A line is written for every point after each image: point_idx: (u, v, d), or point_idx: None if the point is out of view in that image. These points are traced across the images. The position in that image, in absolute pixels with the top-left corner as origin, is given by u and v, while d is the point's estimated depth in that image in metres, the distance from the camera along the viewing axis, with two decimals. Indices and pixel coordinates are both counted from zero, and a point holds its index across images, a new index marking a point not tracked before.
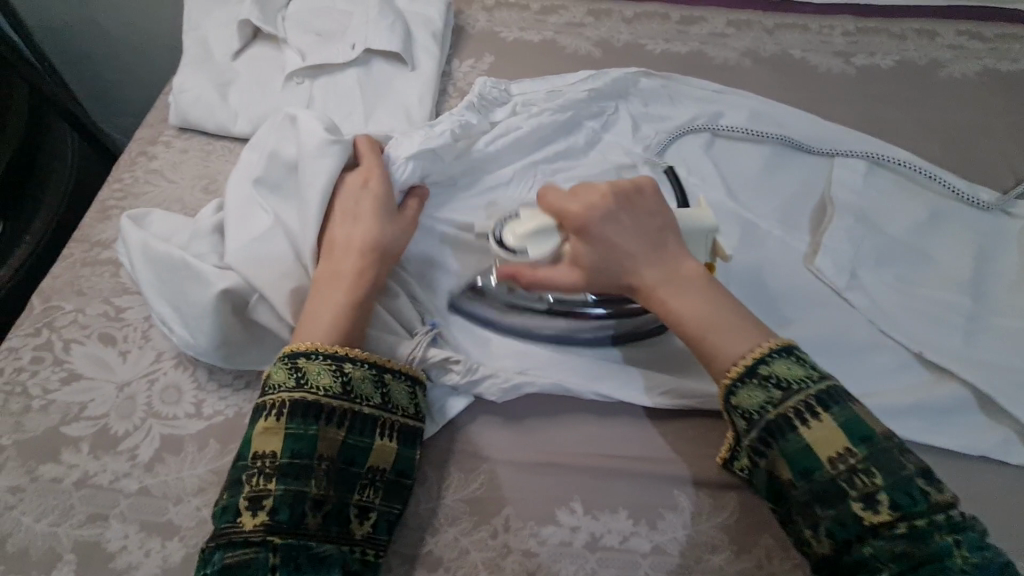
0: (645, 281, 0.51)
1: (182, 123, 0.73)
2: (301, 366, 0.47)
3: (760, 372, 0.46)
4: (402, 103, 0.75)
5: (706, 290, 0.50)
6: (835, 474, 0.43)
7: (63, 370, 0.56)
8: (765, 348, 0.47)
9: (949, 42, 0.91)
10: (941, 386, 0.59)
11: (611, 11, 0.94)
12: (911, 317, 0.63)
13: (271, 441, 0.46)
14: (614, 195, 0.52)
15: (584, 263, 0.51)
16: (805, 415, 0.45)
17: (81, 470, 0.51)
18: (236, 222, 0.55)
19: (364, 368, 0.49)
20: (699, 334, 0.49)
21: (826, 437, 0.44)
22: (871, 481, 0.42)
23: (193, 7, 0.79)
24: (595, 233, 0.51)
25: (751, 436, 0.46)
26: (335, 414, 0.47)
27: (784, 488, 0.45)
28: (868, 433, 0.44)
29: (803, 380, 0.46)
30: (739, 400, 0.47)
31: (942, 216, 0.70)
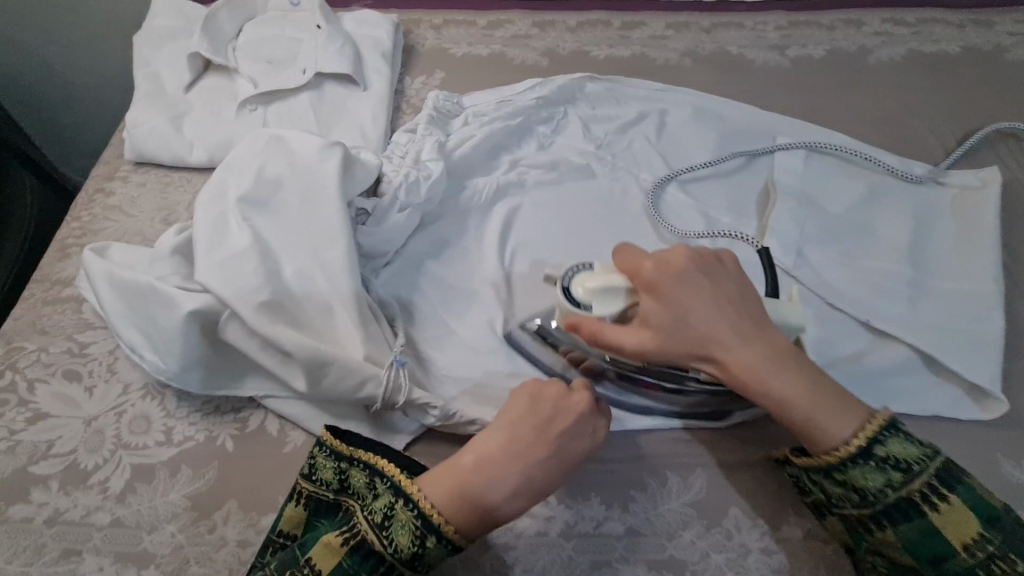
0: (736, 358, 0.46)
1: (137, 157, 0.74)
2: (394, 511, 0.44)
3: (877, 454, 0.44)
4: (357, 122, 0.77)
5: (825, 396, 0.45)
6: (971, 563, 0.42)
7: (29, 411, 0.56)
8: (875, 428, 0.45)
9: (875, 30, 0.97)
10: (890, 350, 0.62)
11: (555, 21, 0.97)
12: (858, 289, 0.66)
13: (327, 557, 0.43)
14: (698, 263, 0.48)
15: (657, 327, 0.47)
16: (931, 498, 0.43)
17: (52, 508, 0.51)
18: (206, 234, 0.57)
19: (439, 547, 0.43)
20: (804, 418, 0.45)
21: (956, 520, 0.43)
22: (1012, 568, 0.41)
23: (142, 44, 0.80)
24: (675, 302, 0.46)
25: (868, 517, 0.45)
26: (388, 568, 0.43)
27: (906, 569, 0.45)
28: (993, 512, 0.43)
29: (921, 461, 0.44)
30: (862, 486, 0.45)
31: (879, 191, 0.74)
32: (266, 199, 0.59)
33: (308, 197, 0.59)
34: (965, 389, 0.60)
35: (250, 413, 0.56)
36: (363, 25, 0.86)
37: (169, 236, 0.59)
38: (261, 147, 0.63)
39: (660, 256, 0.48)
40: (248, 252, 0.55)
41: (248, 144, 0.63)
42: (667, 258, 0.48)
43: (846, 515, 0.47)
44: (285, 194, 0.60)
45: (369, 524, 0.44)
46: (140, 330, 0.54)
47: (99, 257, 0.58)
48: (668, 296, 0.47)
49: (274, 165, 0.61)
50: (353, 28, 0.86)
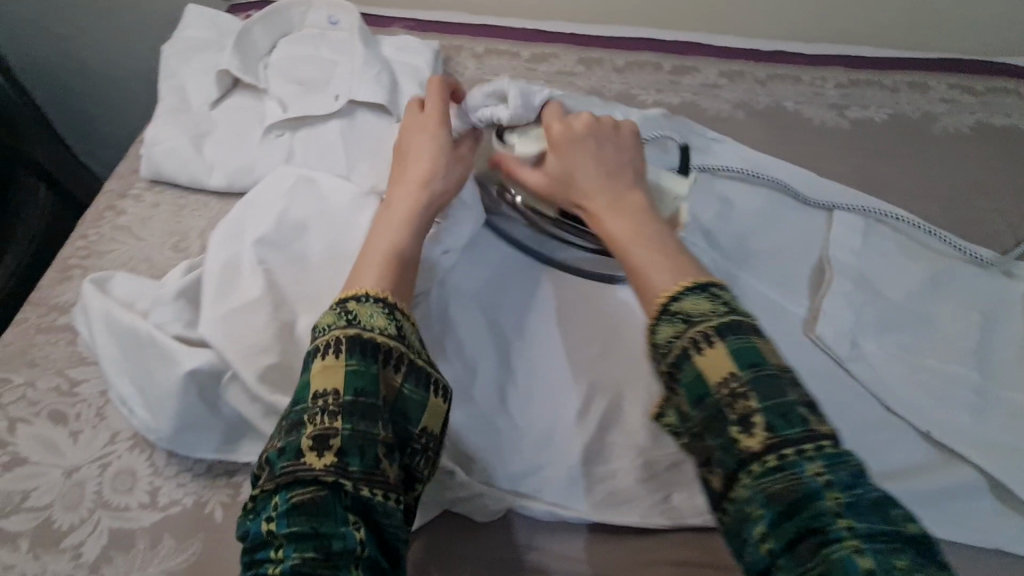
0: (591, 205, 0.53)
1: (153, 175, 0.70)
2: (351, 309, 0.43)
3: (668, 308, 0.43)
4: (387, 155, 0.73)
5: (649, 242, 0.49)
6: (719, 399, 0.39)
7: (6, 454, 0.51)
8: (675, 288, 0.43)
9: (942, 96, 0.91)
10: (952, 467, 0.56)
11: (602, 59, 0.93)
12: (917, 391, 0.60)
13: (331, 379, 0.40)
14: (592, 129, 0.56)
15: (550, 172, 0.56)
16: (701, 343, 0.40)
17: (18, 572, 0.46)
18: (214, 271, 0.52)
19: (374, 304, 0.43)
20: (632, 266, 0.47)
21: (714, 361, 0.39)
22: (747, 404, 0.38)
23: (171, 54, 0.76)
24: (568, 151, 0.55)
25: (658, 369, 0.42)
26: (391, 356, 0.41)
27: (683, 422, 0.41)
28: (757, 359, 0.39)
29: (709, 314, 0.41)
30: (654, 338, 0.42)
31: (945, 280, 0.68)
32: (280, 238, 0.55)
33: (332, 245, 0.55)
34: None
35: (245, 480, 0.51)
36: (402, 50, 0.82)
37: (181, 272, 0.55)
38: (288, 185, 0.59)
39: (571, 118, 0.57)
40: (260, 304, 0.51)
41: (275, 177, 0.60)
42: (573, 123, 0.56)
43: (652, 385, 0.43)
44: (307, 238, 0.56)
45: (343, 328, 0.41)
46: (130, 377, 0.50)
47: (100, 291, 0.53)
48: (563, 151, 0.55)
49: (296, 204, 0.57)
50: (392, 53, 0.81)
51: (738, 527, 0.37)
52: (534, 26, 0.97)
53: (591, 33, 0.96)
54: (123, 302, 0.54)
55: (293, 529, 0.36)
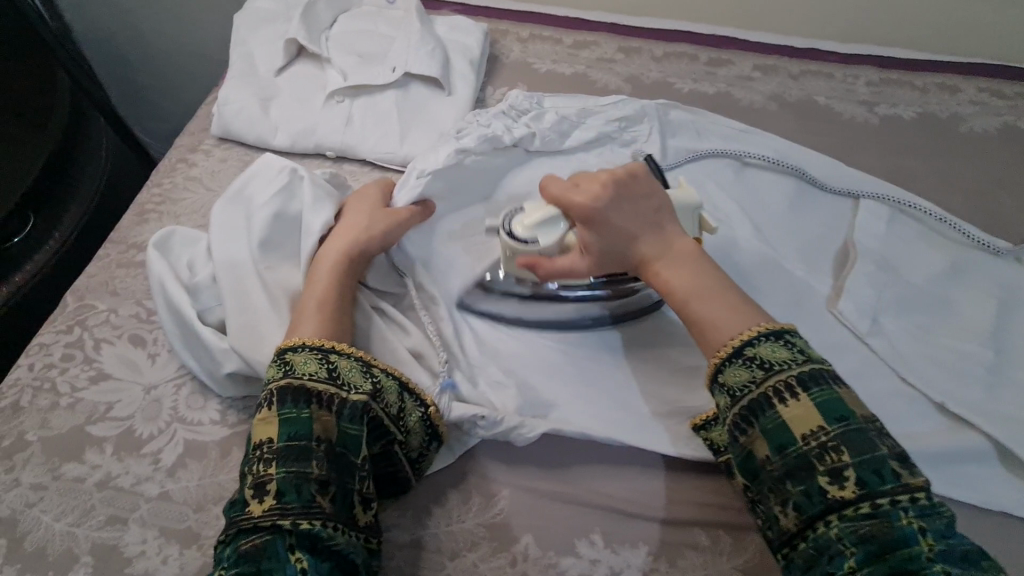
0: (644, 251, 0.55)
1: (222, 133, 0.75)
2: (288, 360, 0.49)
3: (745, 353, 0.48)
4: (438, 126, 0.77)
5: (712, 292, 0.52)
6: (807, 449, 0.44)
7: (92, 369, 0.56)
8: (753, 332, 0.49)
9: (971, 98, 0.93)
10: (964, 436, 0.59)
11: (641, 49, 0.97)
12: (933, 367, 0.63)
13: (268, 429, 0.47)
14: (615, 185, 0.56)
15: (590, 246, 0.55)
16: (785, 394, 0.46)
17: (104, 472, 0.51)
18: (247, 260, 0.58)
19: (304, 352, 0.50)
20: (700, 330, 0.51)
21: (803, 414, 0.45)
22: (839, 457, 0.43)
23: (241, 24, 0.81)
24: (601, 220, 0.55)
25: (733, 415, 0.47)
26: (322, 397, 0.48)
27: (760, 466, 0.46)
28: (845, 413, 0.44)
29: (786, 362, 0.47)
30: (725, 380, 0.48)
31: (965, 267, 0.71)
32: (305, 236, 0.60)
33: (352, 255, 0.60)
34: None
35: None
36: (454, 30, 0.86)
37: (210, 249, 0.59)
38: (311, 182, 0.62)
39: (586, 178, 0.57)
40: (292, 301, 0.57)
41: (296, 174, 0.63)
42: (588, 181, 0.57)
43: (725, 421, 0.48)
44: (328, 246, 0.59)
45: (278, 380, 0.48)
46: (190, 341, 0.56)
47: (162, 257, 0.59)
48: (595, 218, 0.55)
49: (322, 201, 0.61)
50: (444, 33, 0.86)
51: (824, 563, 0.41)
52: (576, 14, 1.01)
53: (631, 23, 1.00)
54: (181, 265, 0.59)
55: (237, 556, 0.42)
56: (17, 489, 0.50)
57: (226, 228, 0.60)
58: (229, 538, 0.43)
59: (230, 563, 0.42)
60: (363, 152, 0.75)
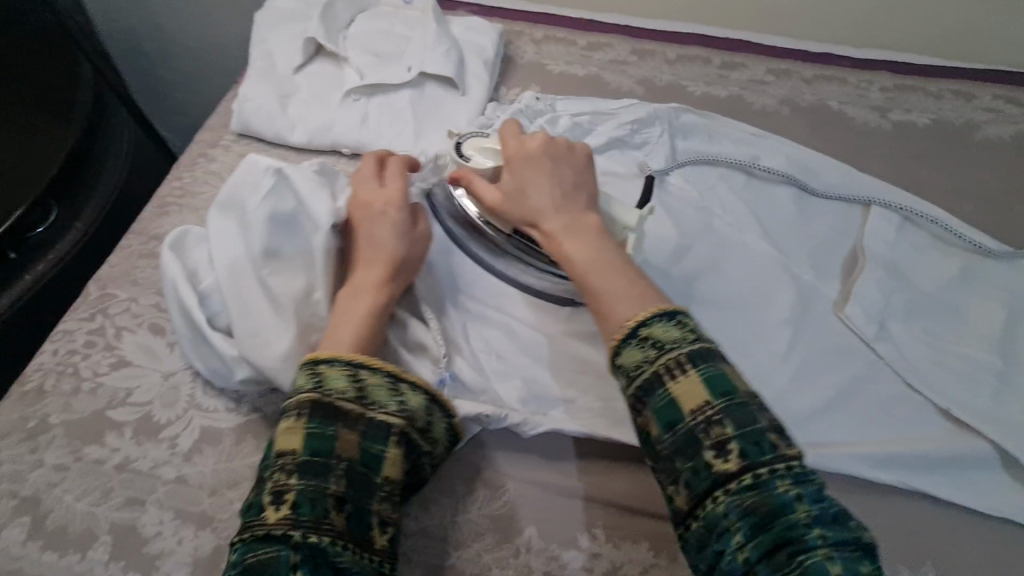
0: (548, 224, 0.54)
1: (242, 129, 0.77)
2: (321, 371, 0.47)
3: (637, 333, 0.46)
4: (452, 125, 0.79)
5: (608, 265, 0.51)
6: (693, 425, 0.42)
7: (113, 356, 0.58)
8: (645, 313, 0.46)
9: (986, 105, 0.93)
10: (967, 442, 0.59)
11: (654, 51, 0.97)
12: (939, 373, 0.63)
13: (292, 439, 0.44)
14: (546, 148, 0.57)
15: (505, 189, 0.57)
16: (675, 371, 0.44)
17: (123, 455, 0.53)
18: (251, 270, 0.55)
19: (336, 366, 0.47)
20: (592, 297, 0.50)
21: (690, 390, 0.43)
22: (723, 430, 0.41)
23: (261, 22, 0.83)
24: (519, 171, 0.57)
25: (629, 395, 0.45)
26: (350, 414, 0.46)
27: (654, 446, 0.44)
28: (729, 388, 0.43)
29: (677, 340, 0.45)
30: (622, 362, 0.46)
31: (975, 274, 0.71)
32: (304, 241, 0.56)
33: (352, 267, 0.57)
34: None
35: None
36: (470, 30, 0.87)
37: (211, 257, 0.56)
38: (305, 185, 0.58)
39: (524, 136, 0.59)
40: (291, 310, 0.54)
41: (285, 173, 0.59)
42: (528, 141, 0.58)
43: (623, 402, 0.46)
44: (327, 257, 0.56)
45: (308, 392, 0.46)
46: (202, 342, 0.56)
47: (176, 258, 0.58)
48: (517, 171, 0.56)
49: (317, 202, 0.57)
50: (460, 33, 0.87)
51: (713, 541, 0.39)
52: (590, 16, 1.02)
53: (644, 25, 1.01)
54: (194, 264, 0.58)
55: (244, 567, 0.39)
56: (40, 469, 0.52)
57: (222, 237, 0.57)
58: (240, 543, 0.41)
59: (237, 571, 0.39)
60: (378, 149, 0.76)
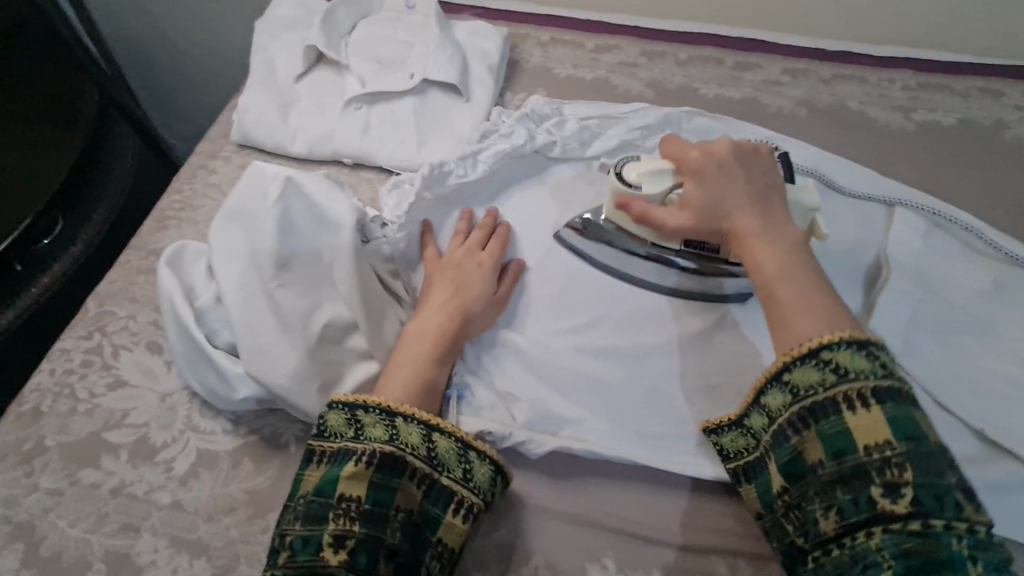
0: (743, 232, 0.50)
1: (242, 140, 0.76)
2: (395, 423, 0.48)
3: (820, 355, 0.43)
4: (456, 132, 0.76)
5: (807, 282, 0.47)
6: (867, 461, 0.40)
7: (110, 376, 0.57)
8: (830, 338, 0.44)
9: (1016, 103, 0.88)
10: (1001, 465, 0.56)
11: (665, 53, 0.94)
12: (972, 392, 0.60)
13: (356, 486, 0.45)
14: (734, 151, 0.53)
15: (694, 207, 0.52)
16: (853, 402, 0.42)
17: (118, 479, 0.52)
18: (259, 278, 0.53)
19: (374, 414, 0.48)
20: (782, 313, 0.46)
21: (868, 426, 0.41)
22: (901, 474, 0.39)
23: (262, 31, 0.82)
24: (711, 179, 0.52)
25: (790, 411, 0.45)
26: (416, 471, 0.47)
27: (812, 469, 0.43)
28: (916, 434, 0.40)
29: (865, 373, 0.42)
30: (792, 379, 0.45)
31: (1008, 283, 0.67)
32: (313, 249, 0.56)
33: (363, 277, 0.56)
34: None
35: None
36: (474, 35, 0.85)
37: (215, 269, 0.55)
38: (312, 193, 0.59)
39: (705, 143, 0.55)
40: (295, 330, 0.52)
41: (298, 185, 0.59)
42: (712, 146, 0.54)
43: (777, 421, 0.46)
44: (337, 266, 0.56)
45: (382, 442, 0.47)
46: (197, 360, 0.54)
47: (173, 273, 0.57)
48: (707, 177, 0.52)
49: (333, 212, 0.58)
50: (464, 38, 0.85)
51: (857, 572, 0.39)
52: (598, 18, 0.99)
53: (654, 26, 0.98)
54: (191, 284, 0.57)
55: None
56: (35, 493, 0.51)
57: (227, 248, 0.55)
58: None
59: None
60: (380, 159, 0.74)
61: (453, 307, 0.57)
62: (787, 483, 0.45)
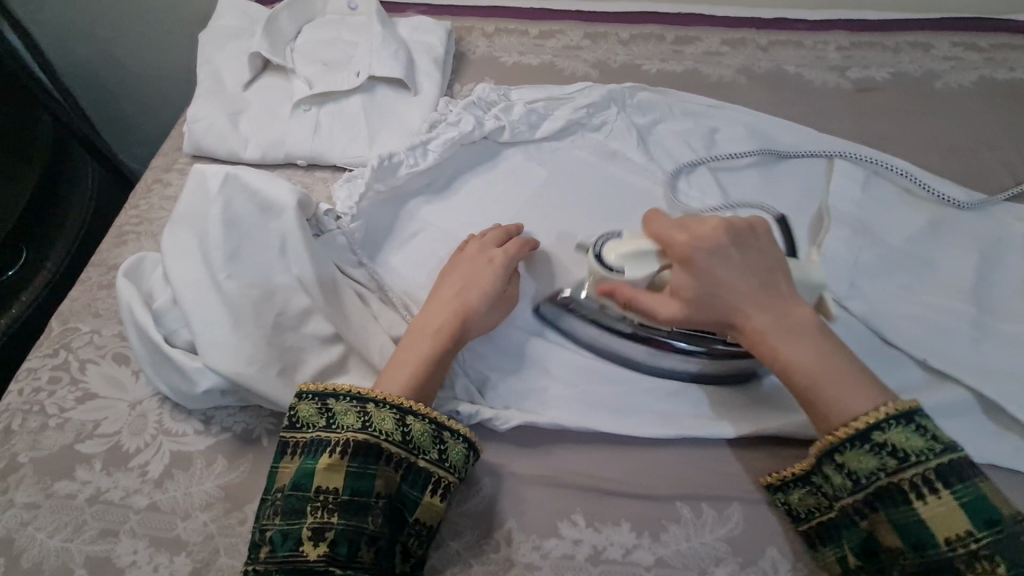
0: (756, 323, 0.49)
1: (195, 151, 0.77)
2: (369, 411, 0.49)
3: (874, 439, 0.45)
4: (406, 126, 0.78)
5: (837, 371, 0.47)
6: (951, 555, 0.42)
7: (79, 390, 0.58)
8: (882, 414, 0.46)
9: (944, 54, 0.92)
10: (946, 392, 0.59)
11: (607, 33, 0.96)
12: (914, 327, 0.63)
13: (333, 477, 0.47)
14: (727, 234, 0.51)
15: (687, 297, 0.50)
16: (921, 488, 0.44)
17: (94, 487, 0.53)
18: (210, 275, 0.55)
19: (345, 402, 0.50)
20: (811, 383, 0.47)
21: (945, 514, 0.43)
22: (990, 566, 0.41)
23: (206, 42, 0.83)
24: (701, 267, 0.50)
25: (854, 501, 0.46)
26: (392, 457, 0.49)
27: (890, 557, 0.45)
28: (994, 515, 0.42)
29: (923, 453, 0.44)
30: (851, 466, 0.46)
31: (943, 222, 0.70)
32: (262, 239, 0.58)
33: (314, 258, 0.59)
34: None
35: None
36: (417, 31, 0.87)
37: (167, 272, 0.56)
38: (251, 186, 0.60)
39: (689, 224, 0.51)
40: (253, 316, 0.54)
41: (240, 179, 0.60)
42: (696, 227, 0.51)
43: (839, 502, 0.47)
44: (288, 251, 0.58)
45: (356, 433, 0.48)
46: (162, 364, 0.55)
47: (132, 284, 0.58)
48: (699, 269, 0.50)
49: (276, 202, 0.59)
50: (408, 34, 0.87)
51: None
52: (541, 6, 1.01)
53: (595, 9, 1.00)
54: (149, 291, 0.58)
55: None
56: (11, 509, 0.52)
57: (177, 250, 0.57)
58: (278, 570, 0.44)
59: None
60: (332, 158, 0.75)
61: (456, 305, 0.56)
62: (859, 562, 0.46)
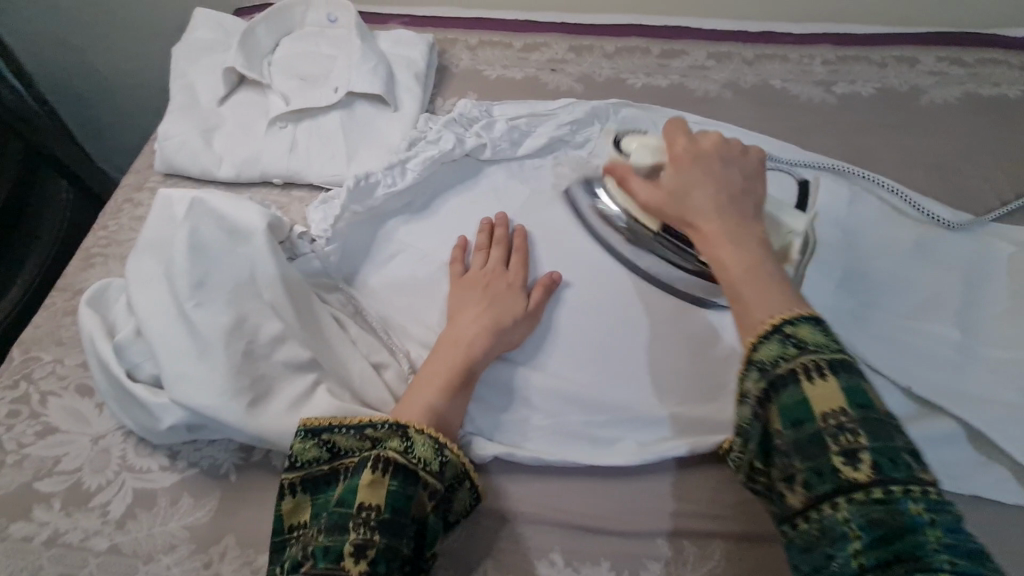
0: (708, 224, 0.47)
1: (167, 169, 0.74)
2: (410, 434, 0.48)
3: (781, 327, 0.40)
4: (385, 143, 0.76)
5: (767, 276, 0.44)
6: (822, 428, 0.37)
7: (39, 424, 0.55)
8: (792, 311, 0.41)
9: (930, 69, 0.92)
10: (930, 421, 0.59)
11: (592, 46, 0.95)
12: (898, 352, 0.62)
13: (374, 493, 0.44)
14: (721, 148, 0.51)
15: (664, 188, 0.51)
16: (813, 371, 0.38)
17: (52, 528, 0.50)
18: (176, 303, 0.52)
19: (387, 427, 0.48)
20: (735, 278, 0.44)
21: (826, 393, 0.37)
22: (855, 440, 0.36)
23: (180, 56, 0.80)
24: (688, 168, 0.50)
25: (753, 390, 0.41)
26: (428, 484, 0.47)
27: (773, 441, 0.40)
28: (868, 401, 0.37)
29: (823, 346, 0.39)
30: (756, 355, 0.41)
31: (930, 243, 0.69)
32: (230, 264, 0.56)
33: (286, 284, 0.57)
34: (1014, 474, 0.57)
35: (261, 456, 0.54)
36: (398, 44, 0.85)
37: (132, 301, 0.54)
38: (219, 208, 0.58)
39: (698, 137, 0.52)
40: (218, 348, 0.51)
41: (206, 203, 0.58)
42: (699, 141, 0.52)
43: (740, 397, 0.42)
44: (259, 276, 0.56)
45: (397, 453, 0.46)
46: (126, 398, 0.53)
47: (96, 314, 0.56)
48: (686, 166, 0.50)
49: (245, 226, 0.58)
50: (388, 47, 0.85)
51: (826, 545, 0.35)
52: (525, 17, 1.00)
53: (580, 21, 0.99)
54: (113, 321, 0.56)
55: None
56: None
57: (142, 277, 0.55)
58: None
59: None
60: (310, 177, 0.74)
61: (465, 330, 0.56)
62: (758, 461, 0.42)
